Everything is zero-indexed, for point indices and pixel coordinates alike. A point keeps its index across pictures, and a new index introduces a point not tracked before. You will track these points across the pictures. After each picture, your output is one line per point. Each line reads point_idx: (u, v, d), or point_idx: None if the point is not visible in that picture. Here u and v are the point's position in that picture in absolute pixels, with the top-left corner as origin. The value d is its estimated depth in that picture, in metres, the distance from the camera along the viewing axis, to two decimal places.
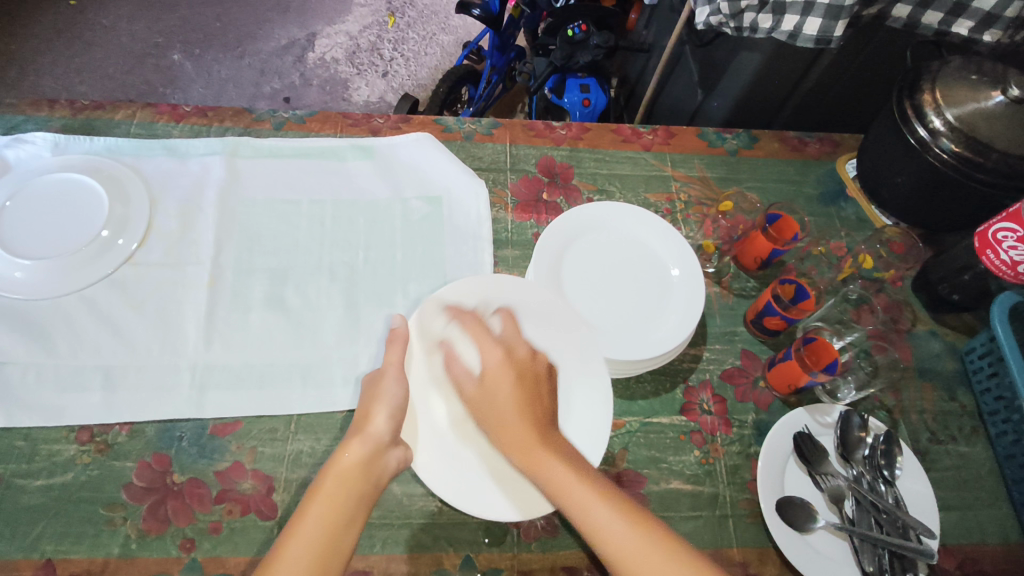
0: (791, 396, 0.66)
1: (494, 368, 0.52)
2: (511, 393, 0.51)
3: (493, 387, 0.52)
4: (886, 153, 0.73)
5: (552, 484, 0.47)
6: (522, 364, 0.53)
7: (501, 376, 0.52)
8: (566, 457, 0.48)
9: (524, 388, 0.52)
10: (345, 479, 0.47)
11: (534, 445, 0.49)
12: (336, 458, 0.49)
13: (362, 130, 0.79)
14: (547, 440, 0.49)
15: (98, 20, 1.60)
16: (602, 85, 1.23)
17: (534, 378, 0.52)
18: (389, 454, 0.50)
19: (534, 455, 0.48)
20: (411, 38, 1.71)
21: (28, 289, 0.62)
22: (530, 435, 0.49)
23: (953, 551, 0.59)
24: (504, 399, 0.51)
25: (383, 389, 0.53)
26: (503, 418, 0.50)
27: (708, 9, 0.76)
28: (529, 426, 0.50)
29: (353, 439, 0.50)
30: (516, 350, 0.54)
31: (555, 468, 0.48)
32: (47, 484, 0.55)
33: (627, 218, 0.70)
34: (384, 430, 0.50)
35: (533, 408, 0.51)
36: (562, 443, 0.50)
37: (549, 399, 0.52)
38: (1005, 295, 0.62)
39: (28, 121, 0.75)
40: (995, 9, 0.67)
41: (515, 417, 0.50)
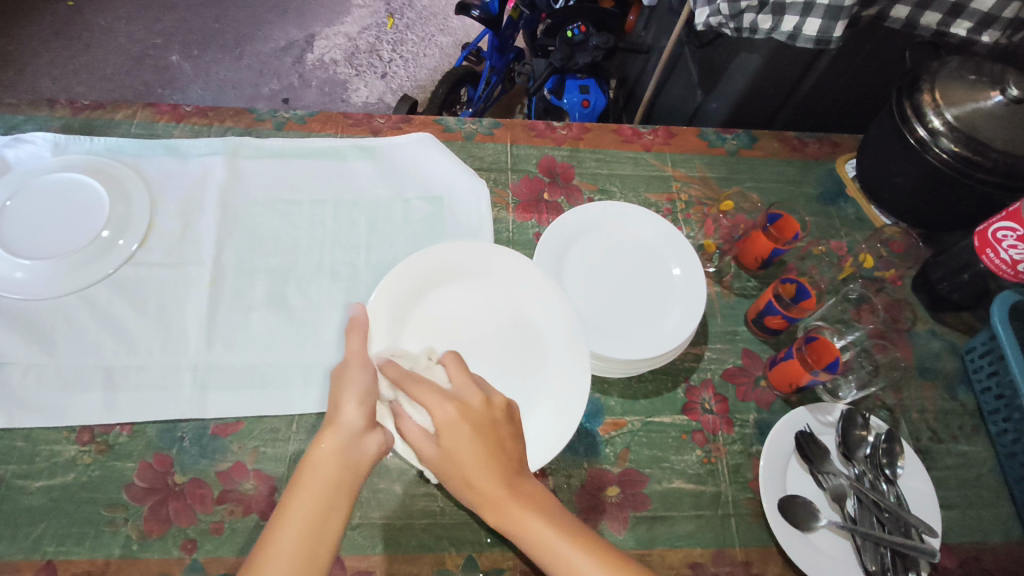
0: (792, 395, 0.66)
1: (451, 423, 0.46)
2: (469, 448, 0.45)
3: (449, 443, 0.46)
4: (885, 153, 0.73)
5: (527, 538, 0.43)
6: (477, 419, 0.47)
7: (456, 434, 0.46)
8: (534, 507, 0.44)
9: (484, 444, 0.46)
10: (323, 470, 0.44)
11: (501, 496, 0.44)
12: (310, 452, 0.45)
13: (363, 130, 0.79)
14: (518, 492, 0.44)
15: (96, 21, 1.59)
16: (601, 86, 1.23)
17: (495, 427, 0.47)
18: (368, 441, 0.46)
19: (501, 508, 0.44)
20: (410, 39, 1.71)
21: (27, 289, 0.62)
22: (496, 491, 0.44)
23: (955, 550, 0.59)
24: (466, 451, 0.45)
25: (349, 378, 0.49)
26: (468, 469, 0.45)
27: (708, 10, 0.77)
28: (496, 474, 0.45)
29: (326, 431, 0.46)
30: (467, 401, 0.47)
31: (525, 517, 0.44)
32: (48, 485, 0.55)
33: (627, 217, 0.70)
34: (355, 419, 0.47)
35: (497, 460, 0.45)
36: (526, 489, 0.45)
37: (512, 446, 0.47)
38: (1006, 294, 0.62)
39: (27, 121, 0.75)
40: (993, 10, 0.68)
41: (480, 468, 0.45)
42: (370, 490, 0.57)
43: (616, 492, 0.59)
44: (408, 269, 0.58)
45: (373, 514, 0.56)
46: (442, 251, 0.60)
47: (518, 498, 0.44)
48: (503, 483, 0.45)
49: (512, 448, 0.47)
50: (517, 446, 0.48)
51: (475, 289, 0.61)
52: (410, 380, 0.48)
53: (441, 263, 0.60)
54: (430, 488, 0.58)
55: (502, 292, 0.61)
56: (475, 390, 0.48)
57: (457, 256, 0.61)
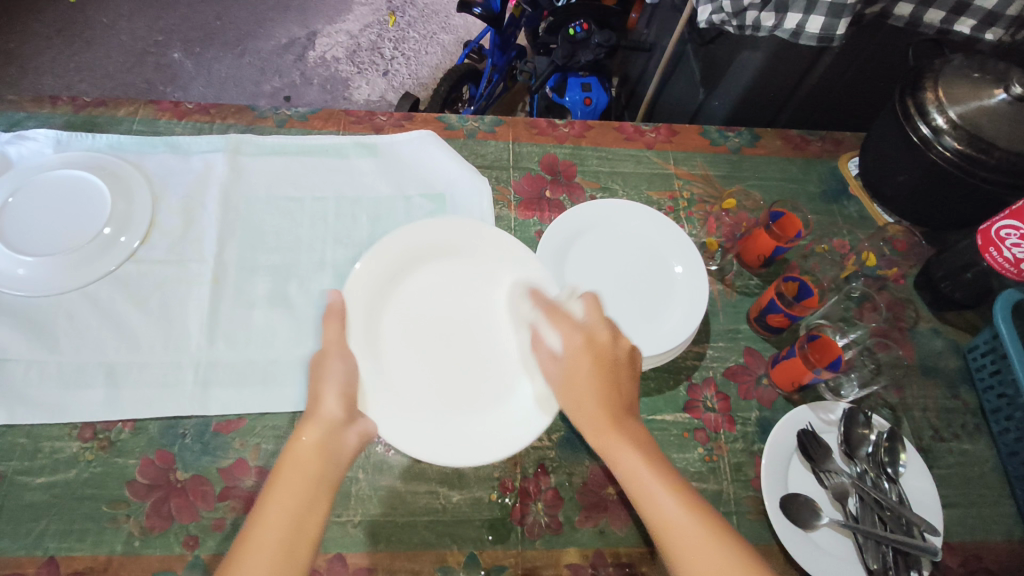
0: (794, 393, 0.66)
1: (578, 351, 0.52)
2: (587, 382, 0.50)
3: (577, 368, 0.51)
4: (888, 151, 0.73)
5: (626, 472, 0.47)
6: (601, 352, 0.51)
7: (583, 361, 0.51)
8: (640, 448, 0.48)
9: (599, 379, 0.50)
10: (304, 463, 0.45)
11: (612, 430, 0.48)
12: (291, 446, 0.46)
13: (364, 127, 0.79)
14: (622, 426, 0.49)
15: (97, 19, 1.59)
16: (602, 84, 1.23)
17: (622, 365, 0.51)
18: (348, 433, 0.48)
19: (605, 439, 0.48)
20: (411, 37, 1.71)
21: (29, 286, 0.62)
22: (607, 424, 0.49)
23: (957, 548, 0.59)
24: (588, 381, 0.50)
25: (327, 370, 0.50)
26: (586, 400, 0.50)
27: (711, 8, 0.77)
28: (613, 412, 0.49)
29: (307, 425, 0.47)
30: (597, 333, 0.52)
31: (633, 455, 0.47)
32: (50, 482, 0.55)
33: (629, 215, 0.70)
34: (336, 411, 0.48)
35: (609, 399, 0.50)
36: (631, 426, 0.49)
37: (626, 386, 0.51)
38: (1008, 293, 0.62)
39: (29, 118, 0.75)
40: (997, 8, 0.68)
41: (601, 402, 0.49)
42: (372, 487, 0.57)
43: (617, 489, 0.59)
44: (384, 252, 0.57)
45: (375, 510, 0.56)
46: (417, 229, 0.59)
47: (625, 432, 0.48)
48: (610, 417, 0.49)
49: (628, 390, 0.51)
50: (632, 389, 0.51)
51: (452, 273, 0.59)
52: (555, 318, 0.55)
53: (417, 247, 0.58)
54: (432, 486, 0.58)
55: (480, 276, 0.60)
56: (604, 327, 0.52)
57: (435, 236, 0.59)
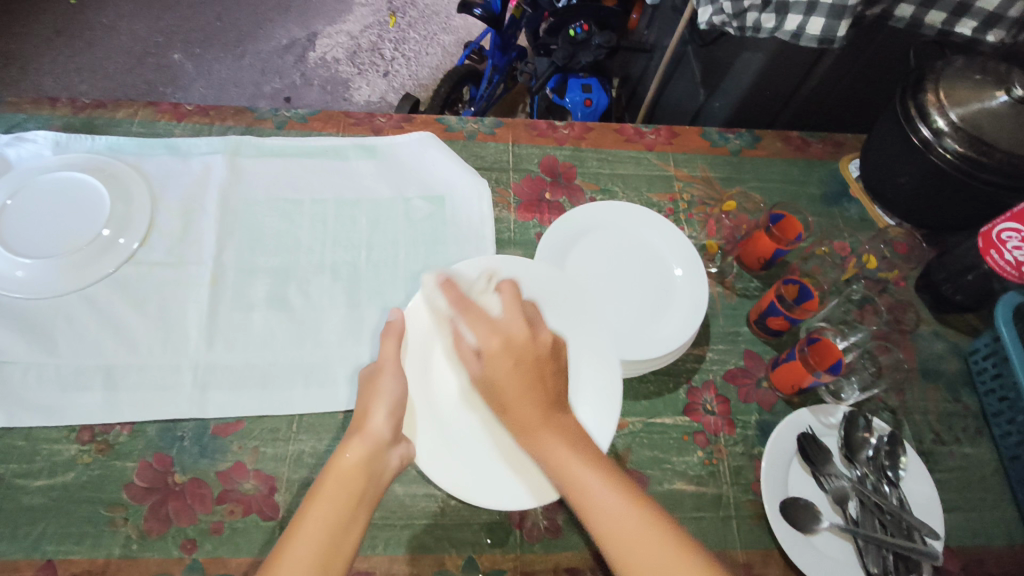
0: (794, 396, 0.65)
1: (489, 343, 0.49)
2: (508, 373, 0.48)
3: (491, 366, 0.49)
4: (889, 153, 0.73)
5: (556, 467, 0.46)
6: (520, 350, 0.48)
7: (498, 359, 0.48)
8: (566, 439, 0.47)
9: (522, 371, 0.48)
10: (348, 477, 0.46)
11: (539, 427, 0.47)
12: (336, 458, 0.47)
13: (364, 129, 0.79)
14: (549, 420, 0.48)
15: (97, 20, 1.59)
16: (603, 85, 1.23)
17: (539, 363, 0.49)
18: (391, 453, 0.48)
19: (530, 432, 0.48)
20: (411, 38, 1.71)
21: (28, 288, 0.62)
22: (532, 419, 0.48)
23: (957, 552, 0.59)
24: (506, 380, 0.48)
25: (380, 387, 0.51)
26: (515, 400, 0.48)
27: (711, 9, 0.77)
28: (539, 407, 0.48)
29: (354, 438, 0.48)
30: (509, 328, 0.49)
31: (560, 449, 0.46)
32: (48, 484, 0.55)
33: (629, 219, 0.70)
34: (384, 429, 0.49)
35: (533, 394, 0.48)
36: (559, 420, 0.48)
37: (556, 382, 0.49)
38: (1010, 296, 0.62)
39: (28, 120, 0.75)
40: (999, 9, 0.67)
41: (525, 401, 0.48)
42: None
43: None
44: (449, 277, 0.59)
45: (374, 514, 0.56)
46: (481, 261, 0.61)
47: (549, 425, 0.47)
48: (536, 410, 0.48)
49: (555, 384, 0.49)
50: (563, 381, 0.50)
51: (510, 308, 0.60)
52: (512, 299, 0.51)
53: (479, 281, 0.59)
54: (431, 489, 0.57)
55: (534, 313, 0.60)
56: (522, 321, 0.49)
57: (497, 271, 0.60)
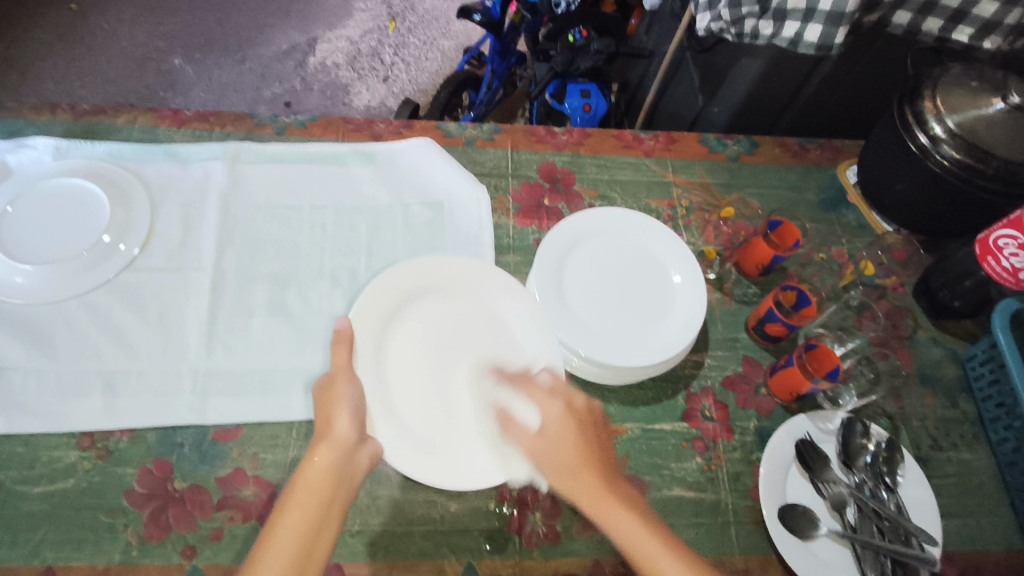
0: (792, 402, 0.66)
1: (556, 412, 0.53)
2: (577, 441, 0.51)
3: (554, 438, 0.51)
4: (887, 160, 0.73)
5: (624, 538, 0.47)
6: (580, 416, 0.53)
7: (561, 430, 0.52)
8: (628, 505, 0.48)
9: (587, 441, 0.51)
10: (317, 486, 0.47)
11: (602, 494, 0.49)
12: (303, 468, 0.48)
13: (364, 135, 0.79)
14: (615, 490, 0.49)
15: (98, 25, 1.60)
16: (602, 91, 1.23)
17: (595, 429, 0.53)
18: (358, 454, 0.49)
19: (600, 503, 0.48)
20: (411, 43, 1.71)
21: (28, 294, 0.62)
22: (596, 487, 0.49)
23: (955, 558, 0.59)
24: (568, 449, 0.51)
25: (338, 393, 0.52)
26: (573, 470, 0.50)
27: (709, 16, 0.77)
28: (598, 475, 0.50)
29: (320, 446, 0.49)
30: (562, 401, 0.54)
31: (623, 516, 0.47)
32: (48, 491, 0.55)
33: (627, 225, 0.70)
34: (349, 433, 0.50)
35: (599, 462, 0.51)
36: (622, 491, 0.49)
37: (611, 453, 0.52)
38: (1007, 302, 0.62)
39: (29, 126, 0.75)
40: (995, 17, 0.68)
41: (586, 469, 0.50)
42: (370, 497, 0.57)
43: None
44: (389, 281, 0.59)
45: (374, 520, 0.56)
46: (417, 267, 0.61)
47: (617, 497, 0.48)
48: (604, 480, 0.49)
49: (606, 453, 0.52)
50: (609, 453, 0.52)
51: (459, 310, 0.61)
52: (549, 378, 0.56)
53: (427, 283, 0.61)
54: (430, 495, 0.57)
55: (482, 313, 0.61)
56: (575, 395, 0.54)
57: (430, 272, 0.61)
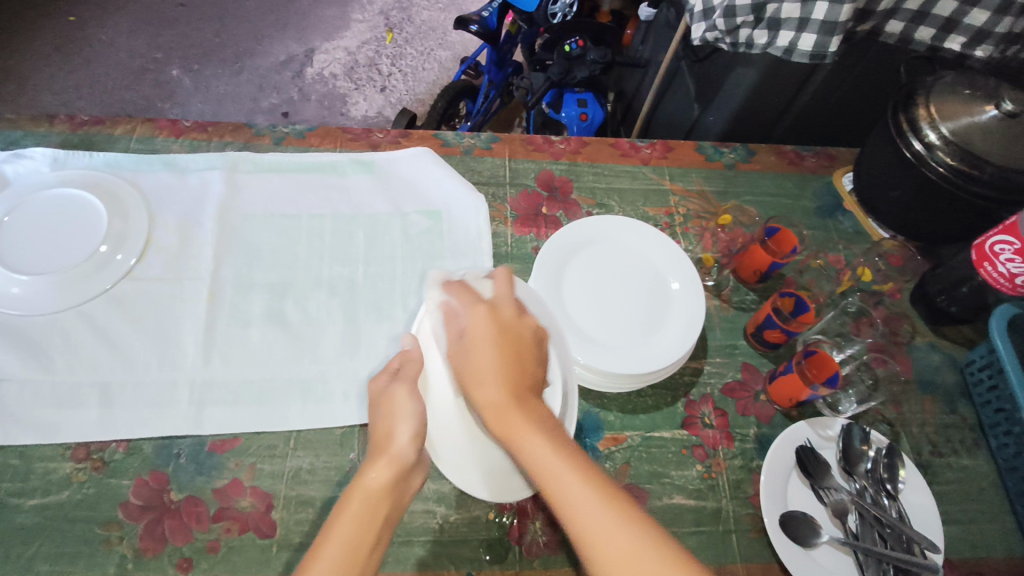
0: (792, 409, 0.65)
1: (481, 325, 0.48)
2: (493, 351, 0.46)
3: (476, 339, 0.47)
4: (881, 167, 0.73)
5: (526, 451, 0.42)
6: (508, 326, 0.48)
7: (482, 334, 0.47)
8: (535, 419, 0.43)
9: (503, 355, 0.46)
10: (374, 502, 0.42)
11: (507, 407, 0.44)
12: (360, 481, 0.43)
13: (362, 144, 0.80)
14: (523, 404, 0.44)
15: (97, 36, 1.60)
16: (598, 100, 1.24)
17: (520, 341, 0.48)
18: (412, 477, 0.45)
19: (502, 412, 0.44)
20: (409, 53, 1.73)
21: (24, 305, 0.62)
22: (504, 397, 0.44)
23: (958, 565, 0.59)
24: (485, 355, 0.46)
25: (401, 407, 0.47)
26: (486, 377, 0.45)
27: (704, 25, 0.77)
28: (510, 386, 0.45)
29: (379, 459, 0.44)
30: (495, 314, 0.49)
31: (529, 432, 0.42)
32: (42, 503, 0.54)
33: (624, 231, 0.70)
34: (409, 452, 0.45)
35: (503, 367, 0.45)
36: (535, 406, 0.44)
37: (534, 367, 0.47)
38: (1003, 308, 0.62)
39: (26, 137, 0.75)
40: (986, 26, 0.69)
41: (499, 376, 0.45)
42: None
43: None
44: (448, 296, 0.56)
45: None
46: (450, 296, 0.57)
47: (523, 408, 0.44)
48: (515, 393, 0.44)
49: (530, 366, 0.47)
50: (537, 364, 0.47)
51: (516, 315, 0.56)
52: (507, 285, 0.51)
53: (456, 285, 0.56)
54: (429, 505, 0.57)
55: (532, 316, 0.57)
56: (505, 301, 0.50)
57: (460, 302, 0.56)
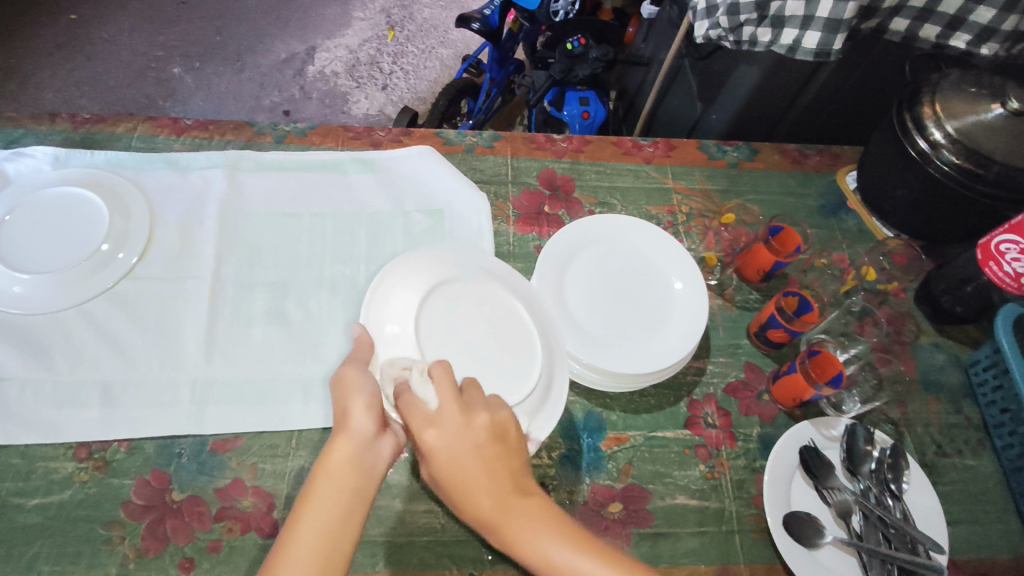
0: (796, 409, 0.65)
1: (447, 443, 0.44)
2: (466, 465, 0.43)
3: (445, 460, 0.44)
4: (886, 165, 0.73)
5: (536, 558, 0.41)
6: (471, 434, 0.44)
7: (449, 457, 0.44)
8: (535, 519, 0.42)
9: (480, 466, 0.43)
10: (336, 479, 0.41)
11: (507, 519, 0.42)
12: (320, 463, 0.42)
13: (364, 143, 0.79)
14: (518, 508, 0.42)
15: (98, 34, 1.60)
16: (601, 98, 1.23)
17: (493, 438, 0.45)
18: (380, 446, 0.44)
19: (501, 524, 0.42)
20: (410, 51, 1.72)
21: (25, 304, 0.62)
22: (495, 511, 0.42)
23: (962, 566, 0.58)
24: (462, 475, 0.43)
25: (355, 381, 0.46)
26: (471, 496, 0.43)
27: (707, 23, 0.77)
28: (497, 498, 0.43)
29: (337, 438, 0.43)
30: (451, 424, 0.44)
31: (536, 539, 0.41)
32: (44, 503, 0.54)
33: (626, 230, 0.70)
34: (367, 425, 0.44)
35: (486, 479, 0.43)
36: (527, 505, 0.43)
37: (513, 462, 0.45)
38: (1010, 307, 0.62)
39: (28, 135, 0.75)
40: (992, 23, 0.68)
41: (483, 490, 0.43)
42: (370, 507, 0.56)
43: (618, 508, 0.58)
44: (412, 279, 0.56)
45: (374, 531, 0.55)
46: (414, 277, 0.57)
47: (519, 514, 0.42)
48: (501, 497, 0.43)
49: (508, 463, 0.44)
50: (514, 457, 0.45)
51: (466, 281, 0.58)
52: (452, 392, 0.46)
53: (396, 270, 0.57)
54: (432, 504, 0.57)
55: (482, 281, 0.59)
56: (453, 405, 0.45)
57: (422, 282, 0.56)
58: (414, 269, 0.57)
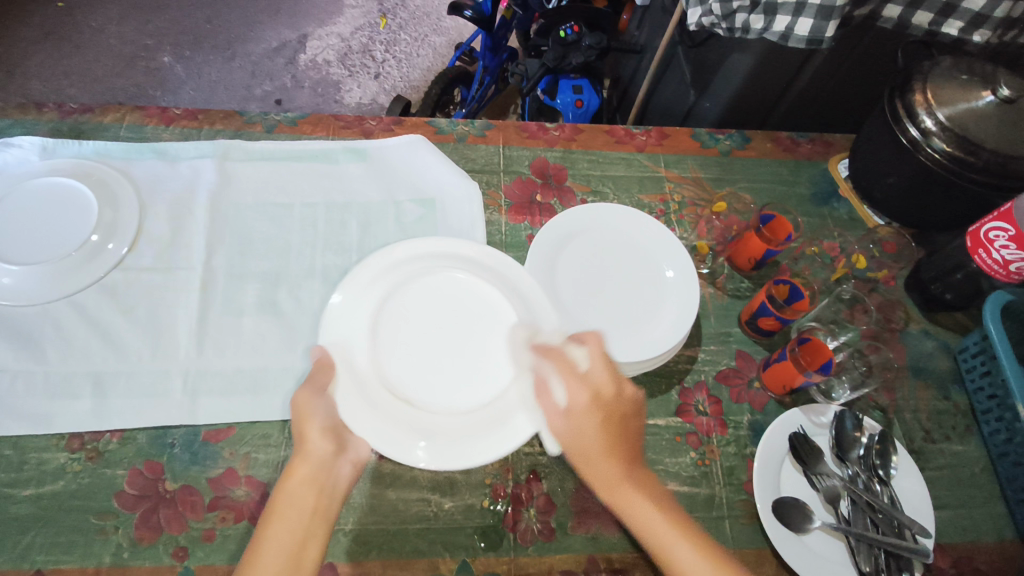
0: (785, 396, 0.66)
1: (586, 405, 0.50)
2: (595, 433, 0.49)
3: (578, 421, 0.50)
4: (877, 153, 0.73)
5: (642, 526, 0.47)
6: (610, 401, 0.51)
7: (588, 413, 0.50)
8: (649, 495, 0.48)
9: (612, 430, 0.50)
10: (296, 499, 0.46)
11: (620, 484, 0.48)
12: (283, 485, 0.46)
13: (355, 132, 0.79)
14: (635, 477, 0.48)
15: (86, 23, 1.58)
16: (594, 86, 1.23)
17: (622, 416, 0.51)
18: (341, 463, 0.48)
19: (615, 481, 0.48)
20: (403, 40, 1.71)
21: (13, 295, 0.61)
22: (615, 474, 0.48)
23: (948, 549, 0.59)
24: (591, 437, 0.49)
25: (311, 407, 0.49)
26: (589, 458, 0.49)
27: (699, 11, 0.77)
28: (615, 465, 0.49)
29: (296, 461, 0.47)
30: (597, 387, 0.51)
31: (647, 508, 0.47)
32: (37, 494, 0.54)
33: (588, 217, 0.69)
34: (323, 448, 0.48)
35: (609, 443, 0.49)
36: (638, 473, 0.49)
37: (634, 438, 0.51)
38: (997, 294, 0.62)
39: (14, 125, 0.74)
40: (984, 10, 0.68)
41: (603, 457, 0.49)
42: (363, 495, 0.56)
43: None
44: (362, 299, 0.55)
45: (365, 519, 0.55)
46: (363, 295, 0.55)
47: (637, 484, 0.48)
48: (620, 466, 0.49)
49: (632, 434, 0.51)
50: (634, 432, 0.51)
51: (417, 285, 0.57)
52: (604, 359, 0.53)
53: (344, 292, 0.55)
54: (423, 493, 0.57)
55: (447, 276, 0.58)
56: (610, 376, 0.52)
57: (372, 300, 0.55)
58: (365, 282, 0.56)
